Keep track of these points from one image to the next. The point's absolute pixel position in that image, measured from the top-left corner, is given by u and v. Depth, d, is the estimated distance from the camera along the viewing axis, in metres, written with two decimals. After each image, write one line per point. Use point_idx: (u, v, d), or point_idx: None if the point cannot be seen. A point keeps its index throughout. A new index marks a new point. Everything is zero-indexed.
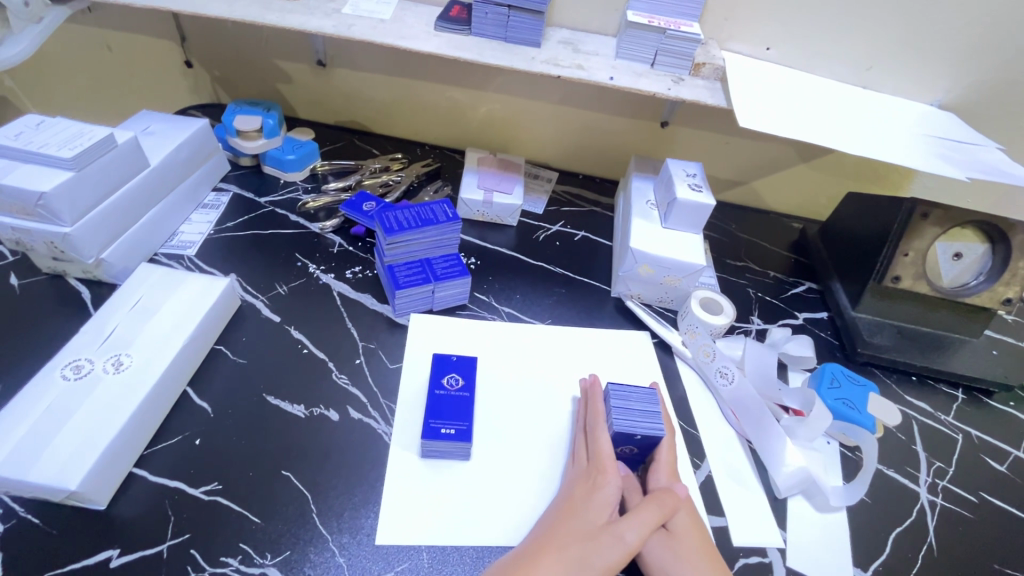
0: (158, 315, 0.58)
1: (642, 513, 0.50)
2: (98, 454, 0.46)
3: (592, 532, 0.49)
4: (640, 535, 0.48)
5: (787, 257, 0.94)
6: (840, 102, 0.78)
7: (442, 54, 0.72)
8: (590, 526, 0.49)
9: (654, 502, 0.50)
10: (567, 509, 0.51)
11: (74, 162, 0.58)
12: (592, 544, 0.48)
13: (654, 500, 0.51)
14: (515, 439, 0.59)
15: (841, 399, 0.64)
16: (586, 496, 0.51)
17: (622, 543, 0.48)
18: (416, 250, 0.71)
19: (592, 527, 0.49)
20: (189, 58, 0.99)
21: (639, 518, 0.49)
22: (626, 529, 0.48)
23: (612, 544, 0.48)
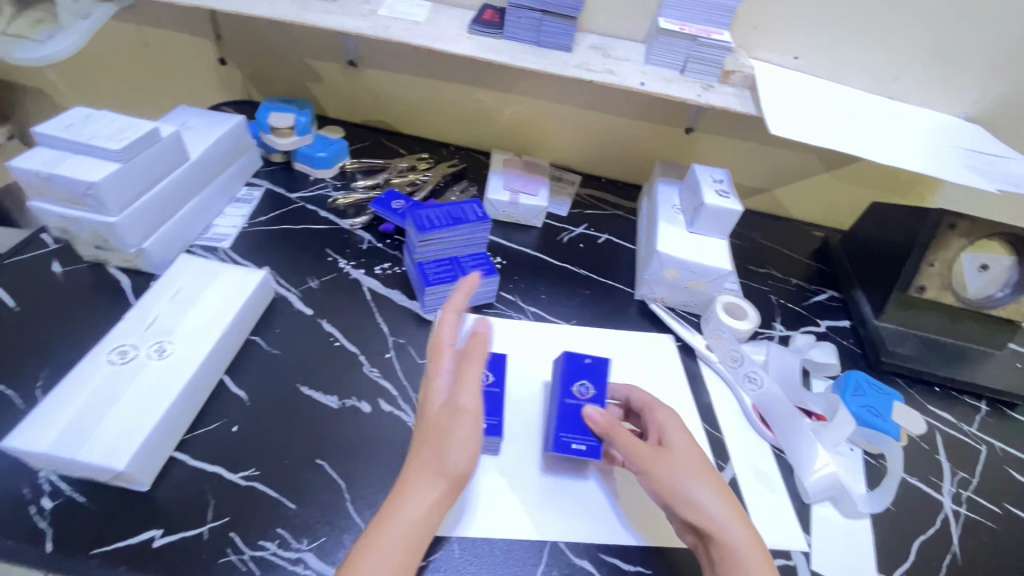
0: (198, 305, 0.60)
1: (463, 381, 0.47)
2: (144, 437, 0.48)
3: (434, 424, 0.46)
4: (472, 420, 0.46)
5: (808, 265, 0.94)
6: (867, 112, 0.79)
7: (476, 57, 0.73)
8: (436, 418, 0.47)
9: (471, 362, 0.47)
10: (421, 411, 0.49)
11: (121, 153, 0.60)
12: (437, 438, 0.46)
13: (469, 364, 0.47)
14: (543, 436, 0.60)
15: (865, 406, 0.65)
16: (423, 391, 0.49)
17: (460, 412, 0.46)
18: (447, 249, 0.73)
19: (431, 420, 0.47)
20: (224, 55, 1.00)
21: (467, 400, 0.46)
22: (459, 400, 0.46)
23: (456, 436, 0.45)
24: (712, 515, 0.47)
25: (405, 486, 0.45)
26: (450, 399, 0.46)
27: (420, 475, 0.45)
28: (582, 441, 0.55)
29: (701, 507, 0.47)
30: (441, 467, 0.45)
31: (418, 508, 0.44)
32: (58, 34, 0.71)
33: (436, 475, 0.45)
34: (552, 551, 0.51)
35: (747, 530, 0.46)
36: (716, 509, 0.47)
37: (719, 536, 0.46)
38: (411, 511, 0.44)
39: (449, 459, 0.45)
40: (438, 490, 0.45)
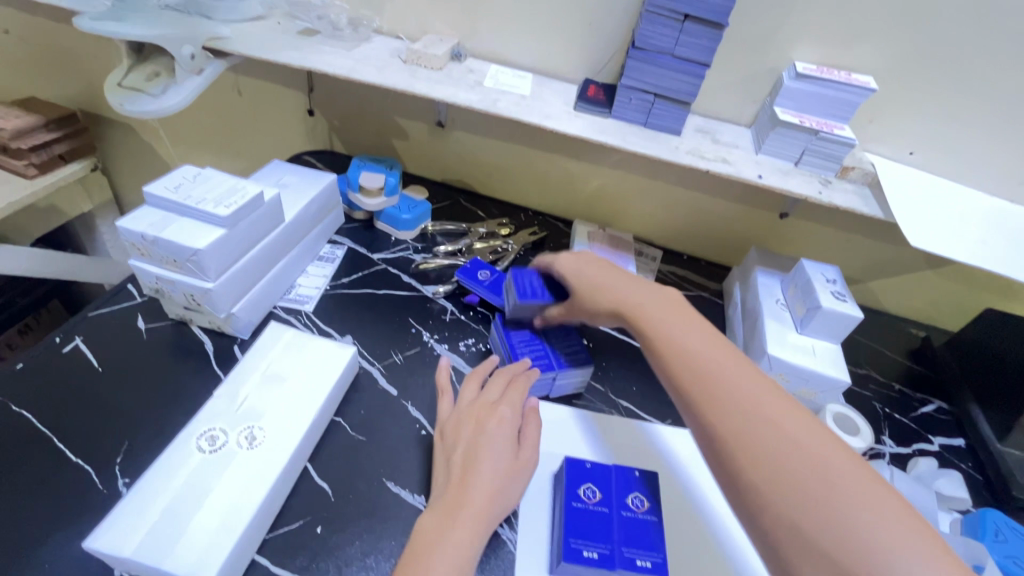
0: (287, 384, 0.56)
1: (529, 434, 0.55)
2: (232, 547, 0.43)
3: (501, 463, 0.52)
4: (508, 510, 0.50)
5: (909, 368, 0.87)
6: (993, 219, 0.74)
7: (584, 136, 0.71)
8: (504, 444, 0.53)
9: (532, 416, 0.57)
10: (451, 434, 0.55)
11: (228, 220, 0.58)
12: (491, 462, 0.51)
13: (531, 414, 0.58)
14: None
15: (1011, 556, 0.57)
16: (480, 431, 0.54)
17: (525, 462, 0.53)
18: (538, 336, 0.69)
19: (492, 451, 0.52)
20: (313, 106, 1.00)
21: (527, 449, 0.54)
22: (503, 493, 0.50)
23: (510, 460, 0.52)
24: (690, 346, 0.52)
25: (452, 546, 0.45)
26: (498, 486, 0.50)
27: (474, 486, 0.49)
28: (648, 557, 0.49)
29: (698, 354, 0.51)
30: (486, 508, 0.48)
31: (455, 549, 0.45)
32: (173, 89, 0.72)
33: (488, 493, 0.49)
34: None
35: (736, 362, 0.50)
36: (695, 343, 0.52)
37: (709, 369, 0.49)
38: (465, 528, 0.46)
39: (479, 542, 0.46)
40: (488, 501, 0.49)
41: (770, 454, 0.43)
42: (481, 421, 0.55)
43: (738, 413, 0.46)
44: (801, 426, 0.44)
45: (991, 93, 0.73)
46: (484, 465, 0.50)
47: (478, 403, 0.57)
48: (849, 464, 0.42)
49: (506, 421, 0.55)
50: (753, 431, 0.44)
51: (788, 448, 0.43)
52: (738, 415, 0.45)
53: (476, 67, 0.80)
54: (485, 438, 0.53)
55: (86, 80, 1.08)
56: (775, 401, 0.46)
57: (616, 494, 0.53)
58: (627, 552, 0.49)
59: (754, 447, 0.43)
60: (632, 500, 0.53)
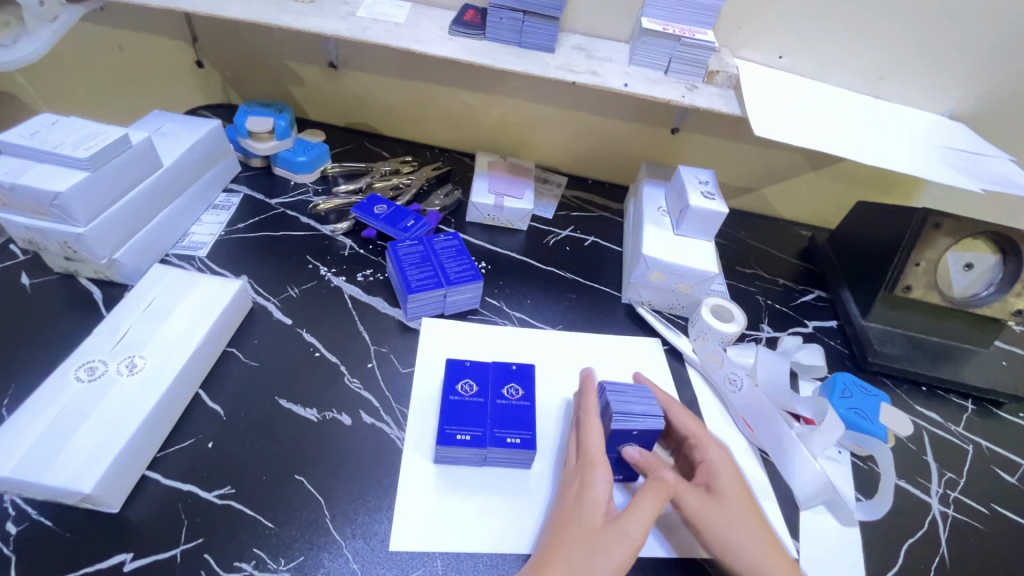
0: (170, 317, 0.58)
1: (642, 505, 0.48)
2: (113, 458, 0.46)
3: (593, 534, 0.47)
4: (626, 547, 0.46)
5: (796, 265, 0.94)
6: (852, 111, 0.78)
7: (457, 58, 0.72)
8: (594, 522, 0.48)
9: (649, 491, 0.49)
10: (557, 512, 0.51)
11: (90, 162, 0.58)
12: (596, 547, 0.46)
13: (649, 490, 0.50)
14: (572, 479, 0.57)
15: (853, 409, 0.64)
16: (586, 506, 0.49)
17: (627, 540, 0.46)
18: (432, 258, 0.72)
19: (590, 530, 0.47)
20: (201, 58, 1.00)
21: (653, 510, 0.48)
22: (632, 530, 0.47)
23: (616, 541, 0.46)
24: (714, 474, 0.54)
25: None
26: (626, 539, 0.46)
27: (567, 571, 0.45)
28: (517, 434, 0.54)
29: (720, 530, 0.50)
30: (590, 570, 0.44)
31: None
32: (26, 39, 0.69)
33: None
34: None
35: (745, 499, 0.52)
36: (723, 472, 0.54)
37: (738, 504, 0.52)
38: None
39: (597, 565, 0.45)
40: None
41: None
42: (580, 501, 0.50)
43: (720, 532, 0.50)
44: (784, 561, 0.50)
45: None
46: (573, 541, 0.47)
47: (579, 473, 0.52)
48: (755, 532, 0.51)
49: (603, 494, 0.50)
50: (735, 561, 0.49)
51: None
52: (736, 553, 0.49)
53: None
54: (584, 540, 0.47)
55: None
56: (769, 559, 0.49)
57: (492, 386, 0.58)
58: (497, 432, 0.54)
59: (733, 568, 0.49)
60: (505, 389, 0.58)
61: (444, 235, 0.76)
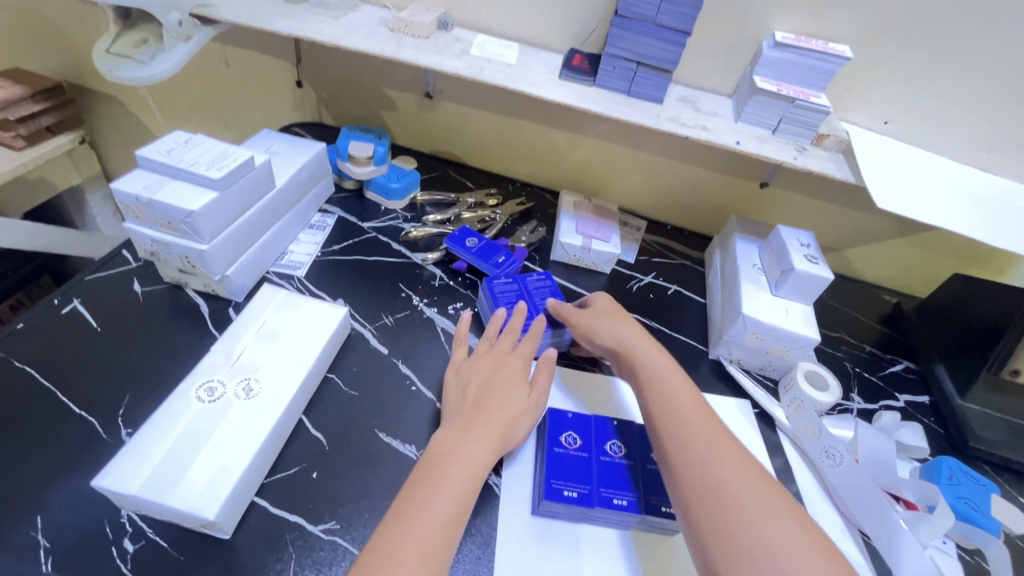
0: (281, 340, 0.59)
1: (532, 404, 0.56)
2: (232, 486, 0.46)
3: (516, 399, 0.56)
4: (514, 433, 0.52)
5: (880, 331, 0.91)
6: (962, 184, 0.76)
7: (569, 104, 0.72)
8: (519, 391, 0.57)
9: (544, 370, 0.60)
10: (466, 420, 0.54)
11: (220, 182, 0.60)
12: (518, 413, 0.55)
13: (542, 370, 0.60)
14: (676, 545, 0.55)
15: (962, 498, 0.61)
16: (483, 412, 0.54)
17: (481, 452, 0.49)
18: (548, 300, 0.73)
19: (508, 393, 0.56)
20: (301, 78, 1.01)
21: (521, 399, 0.56)
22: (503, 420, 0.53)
23: (515, 405, 0.55)
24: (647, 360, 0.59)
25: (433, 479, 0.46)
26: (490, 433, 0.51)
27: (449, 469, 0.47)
28: (624, 496, 0.53)
29: (664, 388, 0.56)
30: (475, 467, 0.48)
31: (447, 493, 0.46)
32: (161, 56, 0.72)
33: (467, 461, 0.48)
34: None
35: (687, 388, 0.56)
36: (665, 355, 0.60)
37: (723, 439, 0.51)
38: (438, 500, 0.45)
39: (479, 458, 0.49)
40: (455, 506, 0.45)
41: (733, 527, 0.44)
42: (512, 349, 0.62)
43: (661, 387, 0.56)
44: (749, 469, 0.47)
45: (963, 63, 0.75)
46: (450, 430, 0.52)
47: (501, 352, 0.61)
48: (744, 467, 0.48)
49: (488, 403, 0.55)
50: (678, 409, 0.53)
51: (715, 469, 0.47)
52: (679, 429, 0.52)
53: (462, 36, 0.81)
54: (512, 372, 0.58)
55: (70, 49, 1.06)
56: (698, 412, 0.53)
57: (595, 441, 0.57)
58: (604, 492, 0.52)
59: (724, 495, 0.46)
60: (608, 445, 0.57)
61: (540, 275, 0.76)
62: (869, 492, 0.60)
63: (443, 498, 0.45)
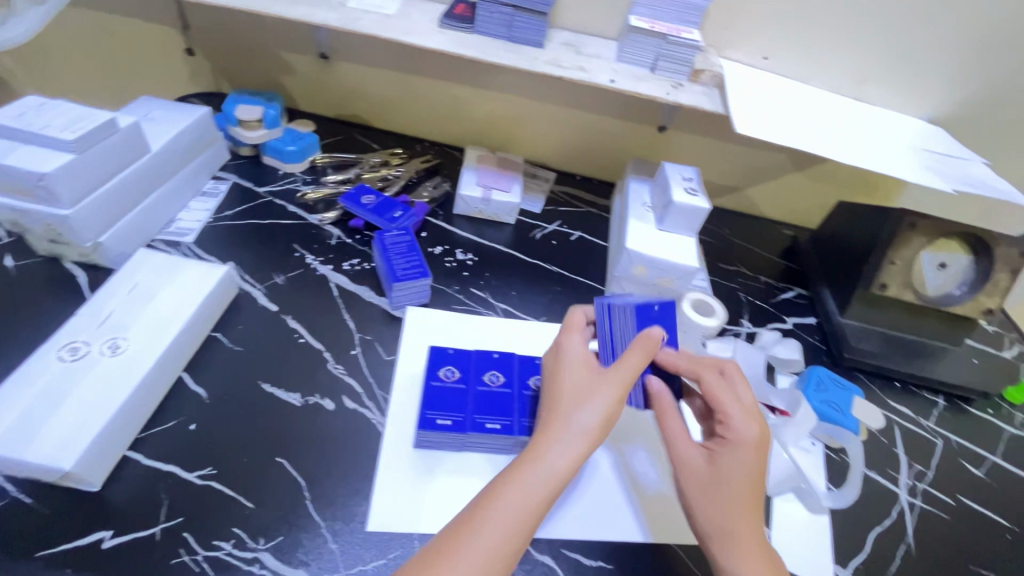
0: (154, 300, 0.59)
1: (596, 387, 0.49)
2: (95, 434, 0.47)
3: (589, 387, 0.50)
4: (596, 418, 0.48)
5: (777, 263, 0.95)
6: (832, 112, 0.80)
7: (446, 51, 0.72)
8: (582, 371, 0.51)
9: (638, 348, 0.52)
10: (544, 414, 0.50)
11: (75, 144, 0.58)
12: (585, 400, 0.49)
13: (634, 351, 0.51)
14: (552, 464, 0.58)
15: (826, 400, 0.66)
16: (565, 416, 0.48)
17: (549, 467, 0.45)
18: (609, 328, 0.58)
19: (584, 383, 0.50)
20: (191, 45, 0.97)
21: (602, 383, 0.50)
22: (580, 419, 0.48)
23: (603, 395, 0.49)
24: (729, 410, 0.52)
25: (492, 493, 0.43)
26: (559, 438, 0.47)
27: (513, 483, 0.44)
28: (497, 420, 0.55)
29: (718, 473, 0.50)
30: (540, 476, 0.44)
31: (500, 518, 0.42)
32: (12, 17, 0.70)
33: (550, 470, 0.45)
34: None
35: (754, 430, 0.51)
36: (732, 408, 0.52)
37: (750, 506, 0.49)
38: (495, 525, 0.41)
39: (546, 465, 0.45)
40: (513, 526, 0.42)
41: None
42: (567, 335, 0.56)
43: (715, 479, 0.50)
44: (750, 508, 0.49)
45: None
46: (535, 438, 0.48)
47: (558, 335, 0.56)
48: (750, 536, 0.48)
49: (570, 399, 0.49)
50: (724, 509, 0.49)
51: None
52: (687, 467, 0.52)
53: None
54: (573, 359, 0.53)
55: None
56: (745, 488, 0.49)
57: (474, 372, 0.59)
58: (478, 418, 0.55)
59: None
60: (486, 376, 0.59)
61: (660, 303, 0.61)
62: None
63: (516, 498, 0.43)
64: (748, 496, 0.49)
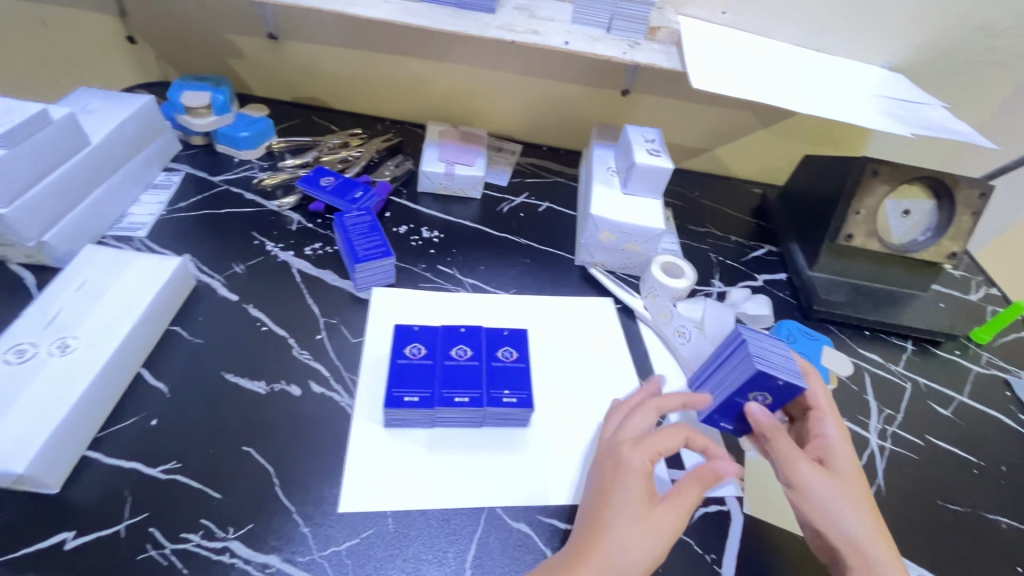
0: (104, 297, 0.57)
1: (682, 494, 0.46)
2: (48, 433, 0.46)
3: (641, 522, 0.45)
4: (671, 528, 0.45)
5: (748, 222, 0.95)
6: (793, 63, 0.79)
7: (393, 21, 0.70)
8: (641, 498, 0.46)
9: (697, 483, 0.46)
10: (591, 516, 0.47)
11: (5, 139, 0.56)
12: (636, 539, 0.44)
13: (693, 483, 0.46)
14: (525, 432, 0.58)
15: (796, 353, 0.67)
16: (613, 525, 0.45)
17: (631, 559, 0.44)
18: (731, 356, 0.56)
19: (637, 514, 0.45)
20: (132, 33, 0.93)
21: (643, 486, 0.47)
22: (631, 531, 0.45)
23: (660, 534, 0.45)
24: (828, 449, 0.52)
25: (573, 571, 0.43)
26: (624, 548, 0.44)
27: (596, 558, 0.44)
28: (465, 393, 0.55)
29: (830, 507, 0.48)
30: (612, 572, 0.43)
31: None
32: None
33: (630, 554, 0.44)
34: (488, 517, 0.51)
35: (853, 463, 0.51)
36: (833, 440, 0.52)
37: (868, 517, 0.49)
38: None
39: (613, 568, 0.43)
40: None
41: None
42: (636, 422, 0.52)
43: (829, 507, 0.48)
44: (871, 516, 0.49)
45: None
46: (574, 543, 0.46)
47: (622, 444, 0.50)
48: (871, 538, 0.48)
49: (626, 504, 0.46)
50: (843, 537, 0.48)
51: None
52: (802, 490, 0.49)
53: None
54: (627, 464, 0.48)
55: None
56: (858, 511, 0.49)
57: (441, 347, 0.59)
58: (445, 392, 0.54)
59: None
60: (454, 350, 0.59)
61: (787, 379, 0.50)
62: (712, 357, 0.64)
63: None
64: (855, 499, 0.49)
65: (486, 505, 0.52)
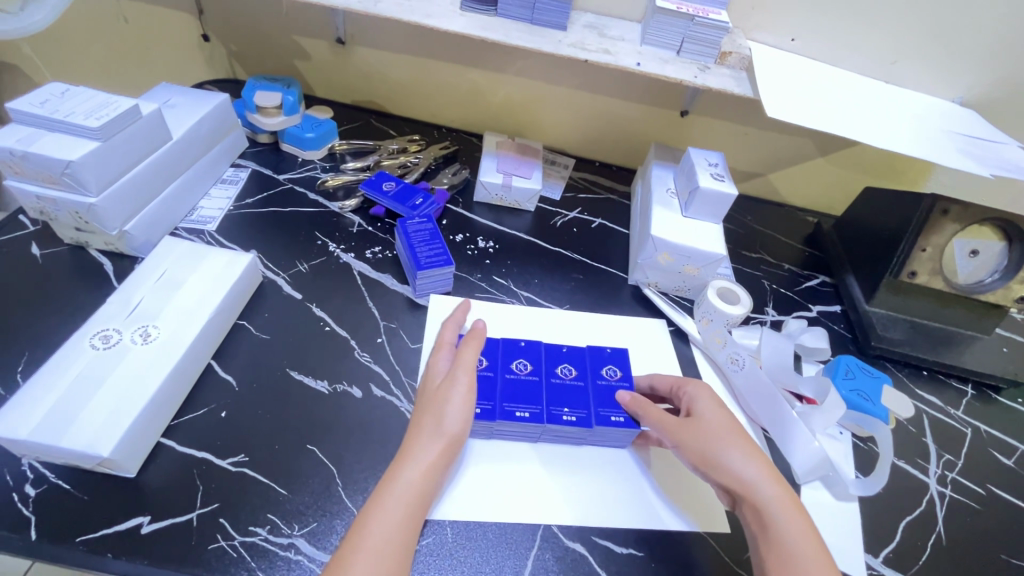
0: (181, 288, 0.59)
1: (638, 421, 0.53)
2: (131, 420, 0.48)
3: (432, 395, 0.51)
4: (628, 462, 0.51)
5: (801, 250, 0.94)
6: (861, 94, 0.77)
7: (468, 34, 0.71)
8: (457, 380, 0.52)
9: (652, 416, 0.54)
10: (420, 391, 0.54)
11: (100, 132, 0.58)
12: (439, 405, 0.50)
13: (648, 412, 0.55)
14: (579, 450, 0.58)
15: (855, 389, 0.66)
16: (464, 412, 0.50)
17: (430, 436, 0.48)
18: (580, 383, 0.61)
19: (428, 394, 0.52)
20: (206, 31, 0.97)
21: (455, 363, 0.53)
22: (435, 408, 0.50)
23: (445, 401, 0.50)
24: (692, 402, 0.55)
25: (406, 448, 0.48)
26: (435, 424, 0.49)
27: (422, 436, 0.48)
28: (526, 408, 0.55)
29: (706, 450, 0.51)
30: (438, 427, 0.49)
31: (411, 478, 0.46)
32: (32, 5, 0.70)
33: (432, 436, 0.48)
34: (543, 533, 0.51)
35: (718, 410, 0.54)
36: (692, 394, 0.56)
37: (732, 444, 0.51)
38: (411, 468, 0.46)
39: (443, 421, 0.49)
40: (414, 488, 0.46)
41: (754, 506, 0.48)
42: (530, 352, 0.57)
43: (697, 449, 0.52)
44: (740, 440, 0.52)
45: None
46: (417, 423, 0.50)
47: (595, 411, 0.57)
48: (747, 460, 0.50)
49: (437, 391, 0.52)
50: (722, 471, 0.50)
51: (777, 518, 0.47)
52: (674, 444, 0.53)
53: None
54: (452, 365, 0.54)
55: None
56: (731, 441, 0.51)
57: (502, 361, 0.59)
58: (506, 406, 0.55)
59: (748, 500, 0.49)
60: (513, 364, 0.59)
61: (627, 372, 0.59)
62: (768, 387, 0.64)
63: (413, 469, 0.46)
64: (724, 430, 0.52)
65: (542, 521, 0.52)
